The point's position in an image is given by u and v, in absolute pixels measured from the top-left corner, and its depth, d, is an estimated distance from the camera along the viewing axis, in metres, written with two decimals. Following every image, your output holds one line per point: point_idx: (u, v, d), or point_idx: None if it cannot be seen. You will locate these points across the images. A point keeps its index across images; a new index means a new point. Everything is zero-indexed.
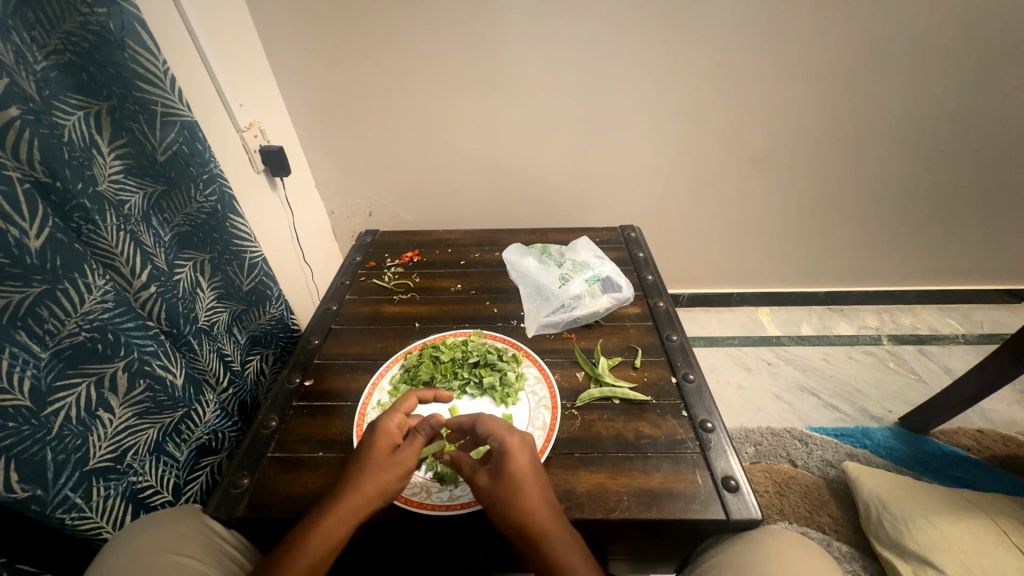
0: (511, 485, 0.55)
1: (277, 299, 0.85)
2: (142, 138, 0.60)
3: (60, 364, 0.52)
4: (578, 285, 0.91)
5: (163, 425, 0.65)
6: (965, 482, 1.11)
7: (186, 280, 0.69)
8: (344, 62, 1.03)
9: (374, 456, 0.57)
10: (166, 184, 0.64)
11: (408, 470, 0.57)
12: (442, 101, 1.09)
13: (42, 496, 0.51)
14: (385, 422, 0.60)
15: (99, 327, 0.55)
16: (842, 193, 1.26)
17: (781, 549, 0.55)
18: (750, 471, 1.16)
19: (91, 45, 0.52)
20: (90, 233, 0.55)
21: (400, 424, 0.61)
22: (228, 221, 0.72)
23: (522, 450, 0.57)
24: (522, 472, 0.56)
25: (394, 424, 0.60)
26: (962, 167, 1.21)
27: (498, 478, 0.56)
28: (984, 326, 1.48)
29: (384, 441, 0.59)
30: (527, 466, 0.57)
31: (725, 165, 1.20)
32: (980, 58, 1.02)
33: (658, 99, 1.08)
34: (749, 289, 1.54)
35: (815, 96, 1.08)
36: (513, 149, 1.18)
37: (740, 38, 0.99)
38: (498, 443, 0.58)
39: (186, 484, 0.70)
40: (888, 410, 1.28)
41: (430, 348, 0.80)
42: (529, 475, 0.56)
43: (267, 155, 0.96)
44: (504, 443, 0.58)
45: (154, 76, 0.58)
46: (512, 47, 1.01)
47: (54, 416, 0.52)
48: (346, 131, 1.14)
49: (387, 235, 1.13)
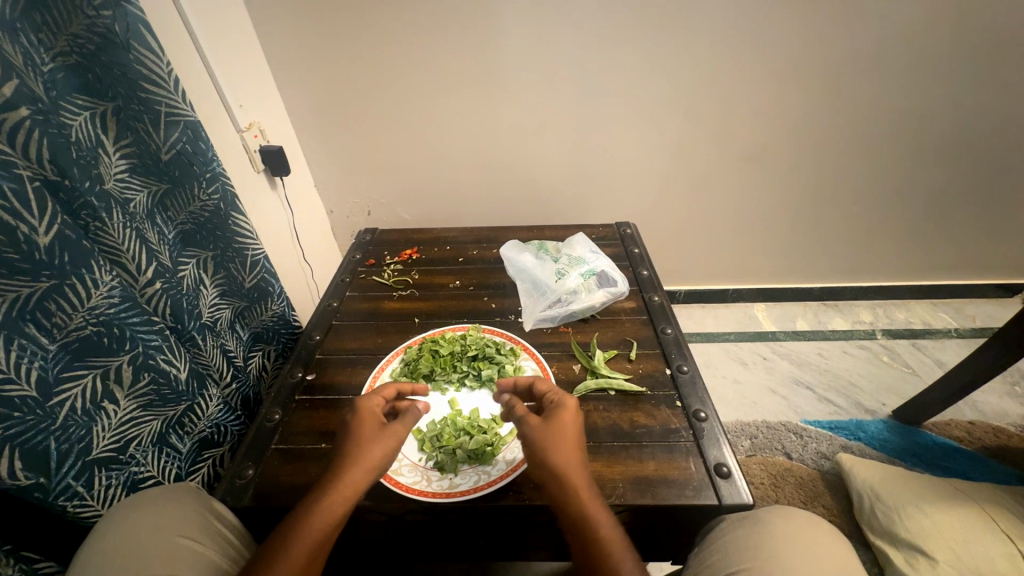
0: (554, 434, 0.59)
1: (280, 296, 0.87)
2: (147, 138, 0.61)
3: (67, 357, 0.54)
4: (574, 279, 0.93)
5: (167, 418, 0.67)
6: (956, 472, 1.13)
7: (190, 276, 0.70)
8: (342, 65, 1.05)
9: (364, 431, 0.60)
10: (169, 183, 0.66)
11: (393, 444, 0.60)
12: (439, 100, 1.10)
13: (44, 483, 0.52)
14: (367, 401, 0.63)
15: (105, 321, 0.56)
16: (834, 190, 1.28)
17: (783, 534, 0.55)
18: (746, 463, 1.18)
19: (97, 47, 0.54)
20: (98, 231, 0.56)
21: (380, 403, 0.64)
22: (231, 218, 0.73)
23: (571, 413, 0.61)
24: (569, 427, 0.60)
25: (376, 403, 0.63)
26: (954, 160, 1.22)
27: (551, 423, 0.60)
28: (976, 320, 1.51)
29: (371, 417, 0.61)
30: (575, 423, 0.60)
31: (720, 162, 1.22)
32: (967, 54, 1.04)
33: (652, 96, 1.10)
34: (745, 285, 1.56)
35: (805, 93, 1.10)
36: (511, 147, 1.19)
37: (732, 35, 1.01)
38: (553, 398, 0.64)
39: (187, 474, 0.71)
40: (881, 403, 1.29)
41: (429, 342, 0.82)
42: (579, 436, 0.60)
43: (267, 154, 0.97)
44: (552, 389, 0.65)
45: (159, 77, 0.60)
46: (508, 45, 1.02)
47: (60, 406, 0.53)
48: (345, 131, 1.16)
49: (386, 233, 1.15)
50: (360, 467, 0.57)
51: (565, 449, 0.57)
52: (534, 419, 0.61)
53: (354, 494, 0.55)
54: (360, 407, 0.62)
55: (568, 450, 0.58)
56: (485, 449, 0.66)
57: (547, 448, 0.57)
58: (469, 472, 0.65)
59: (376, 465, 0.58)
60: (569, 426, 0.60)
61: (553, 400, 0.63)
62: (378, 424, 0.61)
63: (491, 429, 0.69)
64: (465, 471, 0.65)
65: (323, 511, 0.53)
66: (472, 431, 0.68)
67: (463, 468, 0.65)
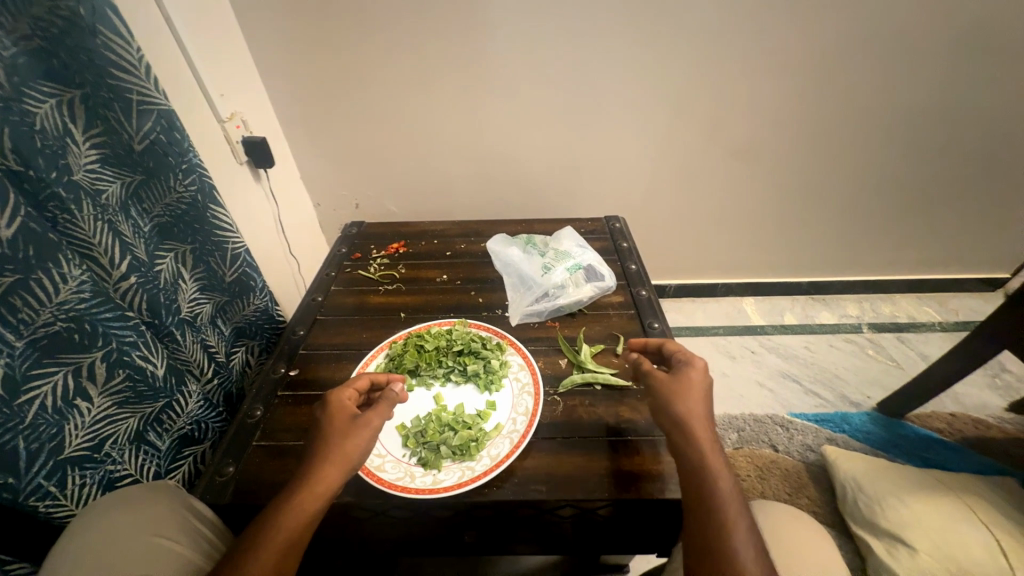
0: (682, 387, 0.59)
1: (262, 290, 0.85)
2: (119, 127, 0.59)
3: (36, 354, 0.52)
4: (562, 273, 0.92)
5: (144, 415, 0.65)
6: (937, 463, 1.15)
7: (168, 270, 0.68)
8: (326, 54, 1.02)
9: (335, 426, 0.59)
10: (144, 174, 0.64)
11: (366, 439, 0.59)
12: (426, 91, 1.08)
13: (13, 483, 0.51)
14: (337, 395, 0.62)
15: (76, 316, 0.55)
16: (823, 185, 1.29)
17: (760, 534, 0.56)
18: (733, 456, 1.19)
19: (62, 31, 0.51)
20: (67, 223, 0.54)
21: (352, 396, 0.63)
22: (209, 210, 0.72)
23: (699, 372, 0.60)
24: (696, 386, 0.59)
25: (347, 396, 0.62)
26: (941, 155, 1.23)
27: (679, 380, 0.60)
28: (959, 314, 1.53)
29: (342, 412, 0.60)
30: (703, 382, 0.59)
31: (710, 156, 1.22)
32: (956, 48, 1.03)
33: (642, 89, 1.09)
34: (734, 279, 1.57)
35: (795, 87, 1.09)
36: (500, 139, 1.17)
37: (722, 27, 1.00)
38: (683, 357, 0.63)
39: (167, 472, 0.70)
40: (866, 395, 1.31)
41: (414, 337, 0.81)
42: (707, 396, 0.59)
43: (249, 145, 0.95)
44: (688, 352, 0.64)
45: (129, 64, 0.58)
46: (497, 35, 1.00)
47: (28, 405, 0.51)
48: (330, 122, 1.13)
49: (373, 226, 1.13)
50: (333, 463, 0.56)
51: (694, 406, 0.57)
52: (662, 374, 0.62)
53: (328, 491, 0.54)
54: (330, 402, 0.61)
55: (693, 407, 0.57)
56: (469, 445, 0.66)
57: (672, 401, 0.58)
58: (453, 468, 0.64)
59: (349, 460, 0.57)
60: (694, 384, 0.59)
61: (683, 361, 0.63)
62: (350, 418, 0.60)
63: (475, 424, 0.69)
64: (449, 467, 0.64)
65: (296, 510, 0.52)
66: (457, 427, 0.68)
67: (446, 464, 0.65)
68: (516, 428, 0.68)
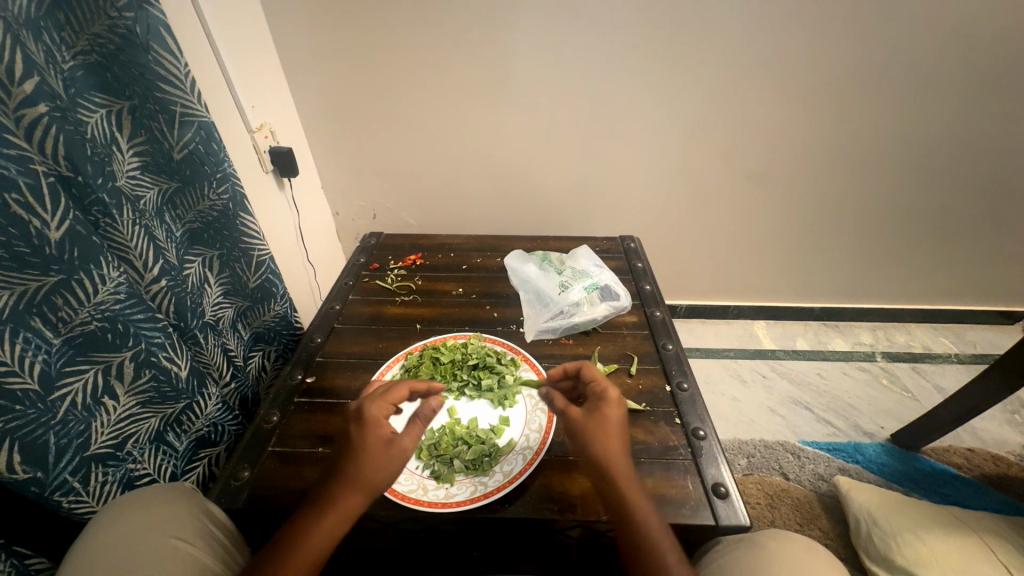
0: (597, 426, 0.58)
1: (283, 297, 0.87)
2: (161, 136, 0.62)
3: (71, 351, 0.54)
4: (577, 292, 0.93)
5: (164, 415, 0.66)
6: (954, 499, 1.12)
7: (195, 275, 0.70)
8: (355, 72, 1.06)
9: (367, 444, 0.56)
10: (180, 182, 0.66)
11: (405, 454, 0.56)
12: (448, 109, 1.11)
13: (41, 478, 0.52)
14: (370, 408, 0.59)
15: (110, 316, 0.57)
16: (837, 212, 1.29)
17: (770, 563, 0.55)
18: (742, 482, 1.17)
19: (117, 47, 0.55)
20: (107, 227, 0.57)
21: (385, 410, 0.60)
22: (239, 218, 0.74)
23: (610, 406, 0.59)
24: (608, 421, 0.58)
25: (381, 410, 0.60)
26: (957, 186, 1.23)
27: (590, 416, 0.59)
28: (976, 346, 1.51)
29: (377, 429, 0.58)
30: (616, 416, 0.59)
31: (725, 179, 1.23)
32: (972, 81, 1.05)
33: (660, 112, 1.11)
34: (747, 302, 1.56)
35: (810, 114, 1.11)
36: (518, 157, 1.20)
37: (740, 56, 1.02)
38: (597, 389, 0.62)
39: (182, 473, 0.71)
40: (880, 426, 1.29)
41: (430, 349, 0.82)
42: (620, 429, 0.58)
43: (277, 156, 0.98)
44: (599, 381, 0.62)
45: (176, 78, 0.61)
46: (520, 57, 1.03)
47: (60, 400, 0.53)
48: (354, 136, 1.17)
49: (391, 237, 1.15)
50: (360, 487, 0.54)
51: (609, 443, 0.57)
52: (575, 411, 0.61)
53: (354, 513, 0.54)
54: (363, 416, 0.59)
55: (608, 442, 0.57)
56: (483, 460, 0.67)
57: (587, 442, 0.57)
58: (465, 482, 0.64)
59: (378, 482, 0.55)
60: (608, 423, 0.58)
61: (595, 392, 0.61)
62: (386, 436, 0.57)
63: (489, 440, 0.69)
64: (461, 481, 0.65)
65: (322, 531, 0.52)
66: (470, 441, 0.69)
67: (459, 479, 0.65)
68: (529, 445, 0.68)
